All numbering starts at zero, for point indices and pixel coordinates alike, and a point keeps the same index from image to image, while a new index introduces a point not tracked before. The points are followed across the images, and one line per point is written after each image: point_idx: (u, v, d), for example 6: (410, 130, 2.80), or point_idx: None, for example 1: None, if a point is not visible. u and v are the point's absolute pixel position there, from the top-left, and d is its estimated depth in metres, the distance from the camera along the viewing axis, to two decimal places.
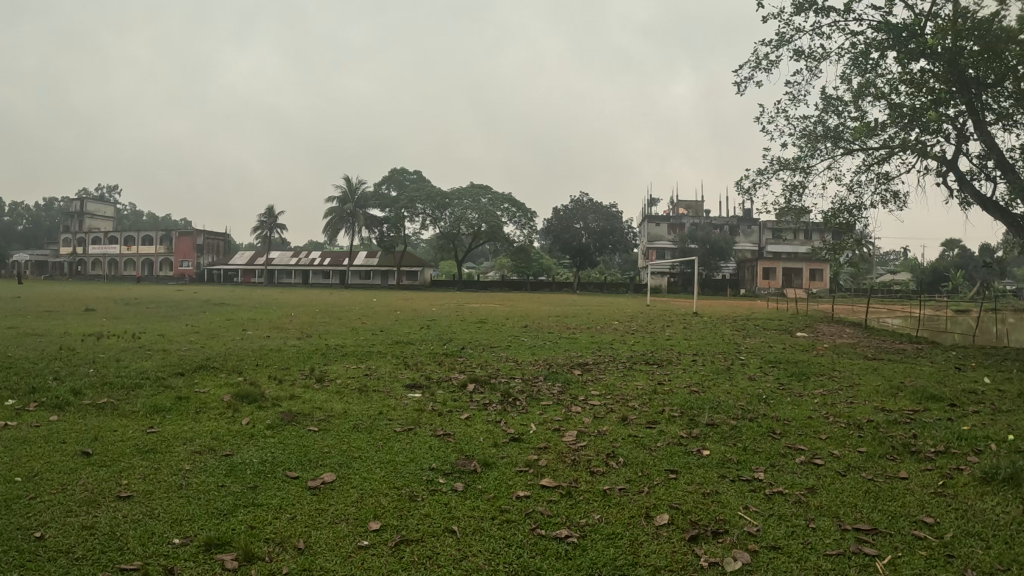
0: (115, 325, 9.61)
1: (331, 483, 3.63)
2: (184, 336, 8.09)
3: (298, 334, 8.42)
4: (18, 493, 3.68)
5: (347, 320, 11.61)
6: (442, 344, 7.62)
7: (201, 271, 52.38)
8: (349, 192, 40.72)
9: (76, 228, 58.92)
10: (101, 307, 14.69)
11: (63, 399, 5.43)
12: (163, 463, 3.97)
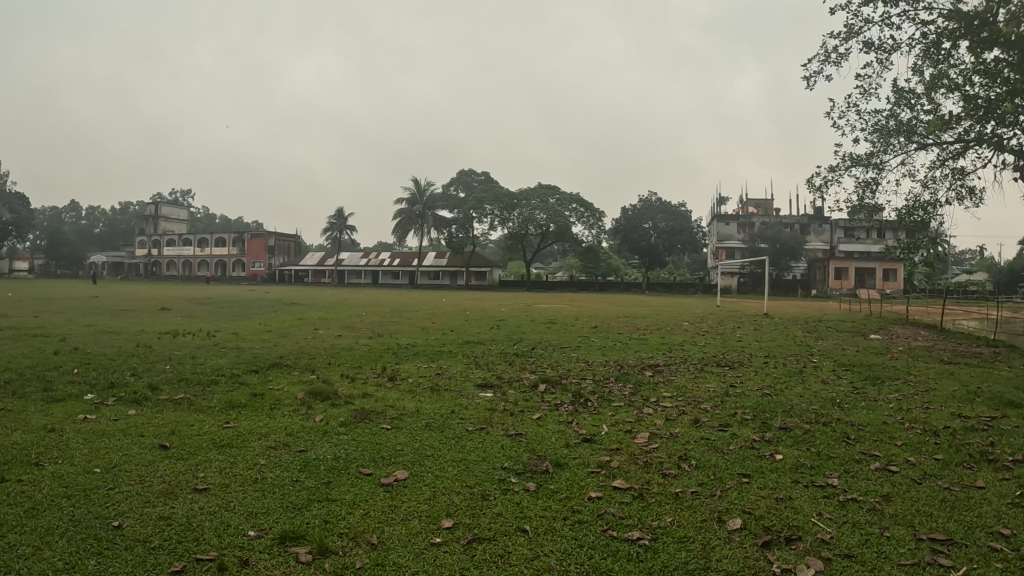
0: (190, 323, 9.83)
1: (404, 480, 3.64)
2: (257, 334, 8.27)
3: (369, 333, 8.52)
4: (99, 485, 3.83)
5: (416, 319, 11.73)
6: (512, 344, 7.62)
7: (272, 272, 53.49)
8: (418, 193, 41.19)
9: (152, 231, 60.73)
10: (178, 306, 15.15)
11: (141, 394, 5.58)
12: (239, 457, 4.04)
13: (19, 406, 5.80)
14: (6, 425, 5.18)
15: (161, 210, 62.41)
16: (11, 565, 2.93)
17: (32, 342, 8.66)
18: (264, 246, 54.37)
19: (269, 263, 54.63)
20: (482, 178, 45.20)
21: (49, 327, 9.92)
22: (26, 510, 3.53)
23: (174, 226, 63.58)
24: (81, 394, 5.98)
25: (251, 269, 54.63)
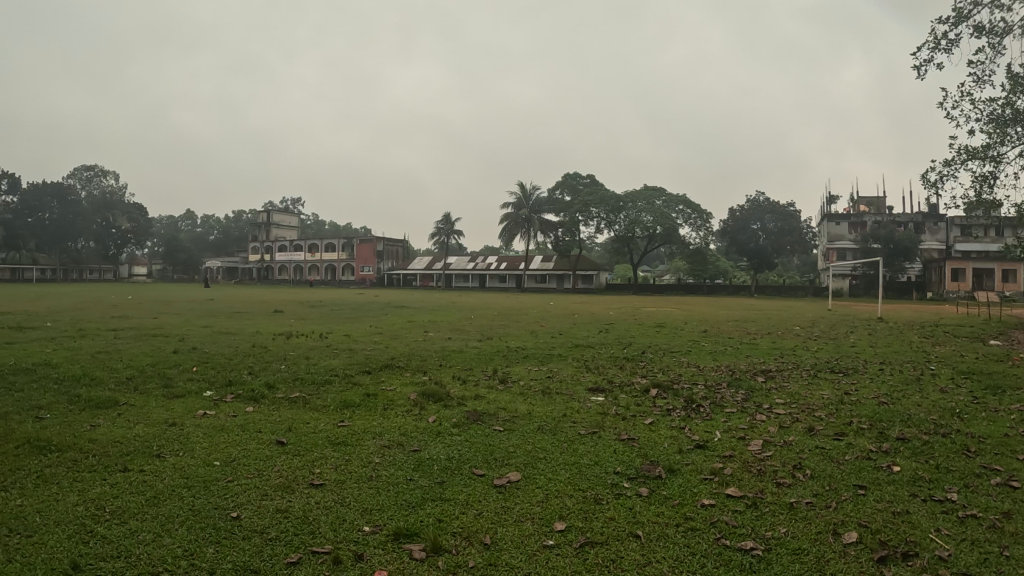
0: (305, 325, 10.12)
1: (517, 482, 3.65)
2: (368, 337, 8.47)
3: (477, 335, 8.61)
4: (218, 477, 4.00)
5: (524, 322, 11.81)
6: (621, 348, 7.56)
7: (382, 276, 54.73)
8: (524, 197, 41.54)
9: (263, 237, 63.07)
10: (291, 309, 15.69)
11: (258, 392, 5.78)
12: (354, 454, 4.14)
13: (142, 401, 6.12)
14: (132, 420, 5.48)
15: (273, 217, 63.75)
16: (134, 551, 3.11)
17: (155, 341, 9.12)
18: (373, 251, 55.64)
19: (378, 267, 55.93)
20: (588, 180, 44.86)
21: (170, 328, 10.42)
22: (149, 498, 3.73)
23: (285, 232, 64.48)
24: (201, 390, 6.25)
25: (360, 273, 55.98)
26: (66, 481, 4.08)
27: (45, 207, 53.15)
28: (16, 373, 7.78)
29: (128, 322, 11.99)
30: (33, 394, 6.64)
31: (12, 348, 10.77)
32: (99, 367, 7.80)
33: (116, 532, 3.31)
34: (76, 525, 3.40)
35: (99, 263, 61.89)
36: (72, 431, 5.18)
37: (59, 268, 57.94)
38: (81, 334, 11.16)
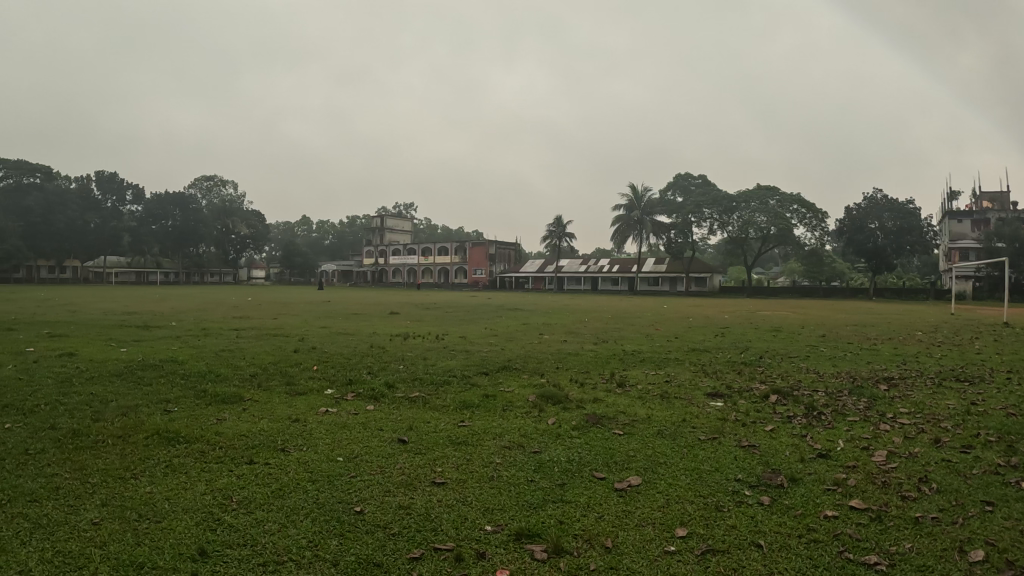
0: (419, 327, 10.36)
1: (638, 486, 3.69)
2: (483, 338, 8.62)
3: (592, 339, 8.66)
4: (342, 473, 4.18)
5: (637, 325, 11.81)
6: (738, 353, 7.49)
7: (493, 278, 55.41)
8: (635, 199, 41.60)
9: (378, 242, 66.16)
10: (404, 311, 16.19)
11: (378, 390, 5.99)
12: (475, 454, 4.25)
13: (265, 397, 6.43)
14: (257, 414, 5.77)
15: (387, 222, 67.12)
16: (259, 540, 3.30)
17: (276, 341, 9.53)
18: (486, 253, 56.18)
19: (491, 270, 56.23)
20: (700, 180, 44.26)
21: (290, 328, 10.87)
22: (274, 490, 3.94)
23: (398, 236, 67.64)
24: (322, 388, 6.51)
25: (473, 275, 56.47)
26: (195, 471, 4.36)
27: (169, 215, 56.46)
28: (147, 369, 8.27)
29: (248, 322, 12.57)
30: (165, 389, 7.06)
31: (143, 346, 11.43)
32: (224, 365, 8.23)
33: (242, 521, 3.51)
34: (204, 513, 3.63)
35: (219, 266, 64.87)
36: (201, 424, 5.51)
37: (181, 271, 61.31)
38: (206, 333, 11.78)
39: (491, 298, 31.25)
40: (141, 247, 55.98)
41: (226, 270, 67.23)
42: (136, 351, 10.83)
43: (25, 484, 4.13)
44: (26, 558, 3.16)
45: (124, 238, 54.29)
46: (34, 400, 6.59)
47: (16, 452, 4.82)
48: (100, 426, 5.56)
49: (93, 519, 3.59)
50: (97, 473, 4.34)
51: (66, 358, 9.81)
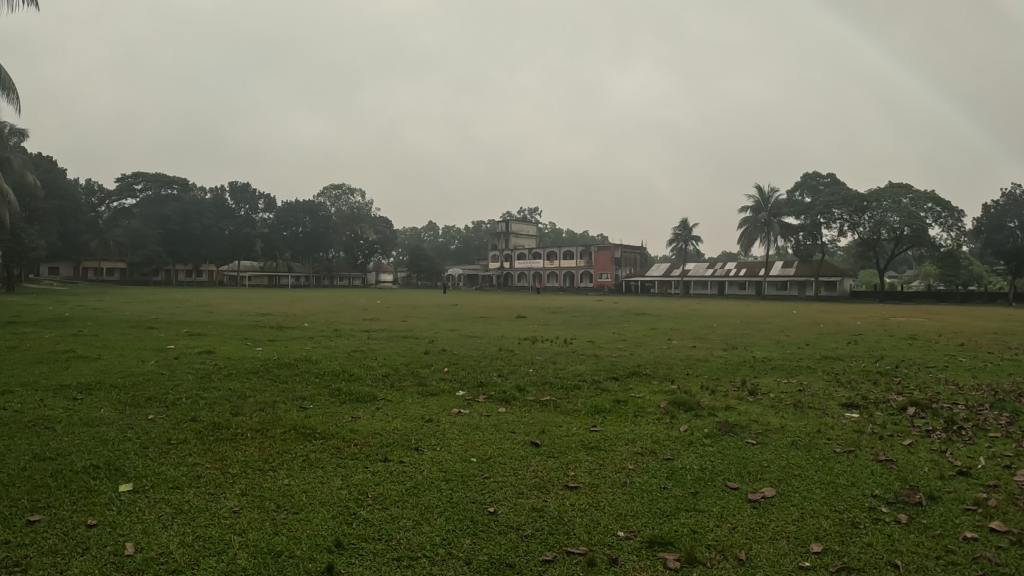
0: (545, 331, 10.56)
1: (771, 498, 3.73)
2: (610, 343, 8.71)
3: (720, 344, 8.62)
4: (476, 473, 4.38)
5: (766, 331, 11.67)
6: (872, 361, 7.32)
7: (619, 282, 55.68)
8: (763, 200, 40.95)
9: (503, 246, 68.93)
10: (529, 313, 16.51)
11: (510, 393, 6.20)
12: (607, 459, 4.38)
13: (398, 397, 6.75)
14: (390, 413, 6.06)
15: (512, 226, 69.67)
16: (393, 535, 3.50)
17: (406, 342, 9.90)
18: (611, 257, 56.60)
19: (616, 274, 56.81)
20: (828, 180, 42.97)
21: (419, 330, 11.27)
22: (409, 488, 4.16)
23: (523, 241, 70.38)
24: (454, 390, 6.77)
25: (599, 280, 57.36)
26: (330, 466, 4.65)
27: (299, 222, 59.12)
28: (283, 368, 8.75)
29: (378, 324, 13.09)
30: (301, 386, 7.49)
31: (278, 345, 12.10)
32: (356, 365, 8.61)
33: (377, 517, 3.74)
34: (341, 507, 3.88)
35: (348, 271, 67.37)
36: (336, 421, 5.85)
37: (312, 275, 63.99)
38: (337, 333, 12.32)
39: (610, 302, 31.52)
40: (273, 252, 58.91)
41: (355, 274, 69.65)
42: (272, 349, 11.45)
43: (170, 472, 4.54)
44: (170, 541, 3.48)
45: (257, 244, 57.79)
46: (176, 394, 7.14)
47: (162, 441, 5.29)
48: (240, 419, 6.00)
49: (233, 507, 3.90)
50: (238, 464, 4.70)
51: (209, 356, 10.48)
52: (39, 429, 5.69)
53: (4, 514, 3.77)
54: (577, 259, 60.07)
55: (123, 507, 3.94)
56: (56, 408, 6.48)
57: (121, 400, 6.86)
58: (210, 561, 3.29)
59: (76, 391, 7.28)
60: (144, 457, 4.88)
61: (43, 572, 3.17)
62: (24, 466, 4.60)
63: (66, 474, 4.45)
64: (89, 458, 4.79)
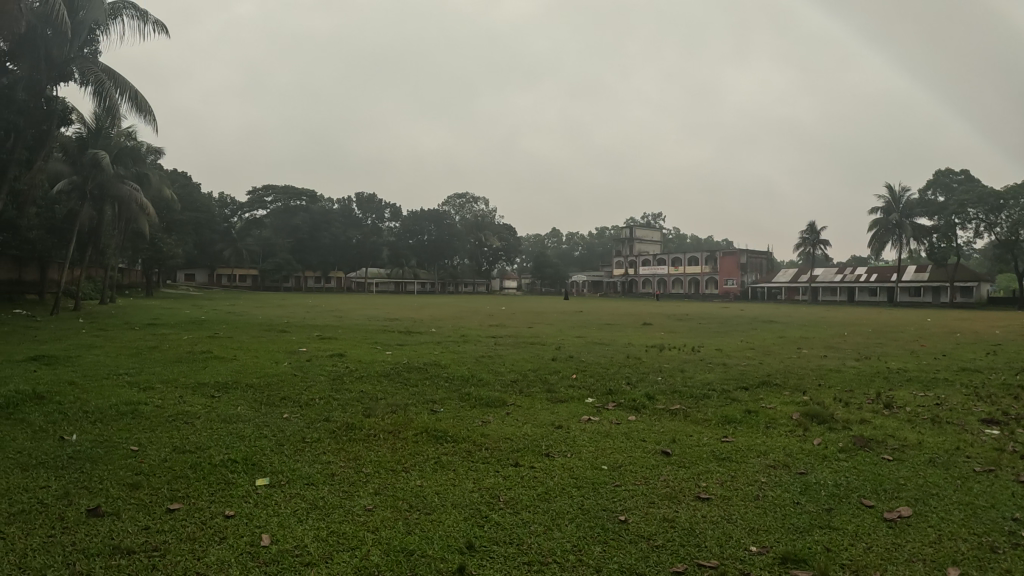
0: (672, 338, 10.60)
1: (908, 518, 3.72)
2: (738, 352, 8.69)
3: (853, 354, 8.45)
4: (607, 481, 4.53)
5: (902, 340, 11.30)
6: (1016, 375, 7.01)
7: (745, 288, 54.58)
8: (893, 202, 39.97)
9: (628, 252, 70.36)
10: (655, 321, 16.55)
11: (639, 401, 6.35)
12: (740, 471, 4.46)
13: (528, 402, 6.98)
14: (520, 419, 6.28)
15: (636, 233, 70.10)
16: (524, 540, 3.67)
17: (533, 349, 10.15)
18: (736, 264, 55.73)
19: (742, 281, 55.93)
20: (962, 176, 40.70)
21: (545, 337, 11.52)
22: (540, 494, 4.35)
23: (650, 246, 71.87)
24: (583, 397, 6.96)
25: (724, 286, 56.37)
26: (462, 469, 4.90)
27: (424, 230, 60.71)
28: (412, 371, 9.13)
29: (503, 330, 13.43)
30: (430, 390, 7.82)
31: (408, 349, 12.61)
32: (485, 370, 8.88)
33: (509, 521, 3.93)
34: (472, 510, 4.10)
35: (472, 278, 68.73)
36: (467, 425, 6.13)
37: (435, 281, 65.43)
38: (465, 339, 12.71)
39: (734, 309, 31.12)
40: (400, 261, 60.85)
41: (479, 280, 70.74)
42: (401, 353, 11.92)
43: (304, 469, 4.90)
44: (303, 534, 3.75)
45: (383, 252, 59.75)
46: (311, 394, 7.61)
47: (295, 440, 5.70)
48: (372, 420, 6.35)
49: (367, 505, 4.18)
50: (371, 464, 5.02)
51: (341, 359, 11.02)
52: (181, 423, 6.24)
53: (147, 503, 4.18)
54: (701, 265, 59.33)
55: (259, 500, 4.28)
56: (196, 404, 7.05)
57: (257, 399, 7.37)
58: (343, 554, 3.51)
59: (216, 389, 7.86)
60: (279, 453, 5.28)
61: (182, 557, 3.47)
62: (165, 458, 5.10)
63: (208, 466, 4.90)
64: (227, 453, 5.25)
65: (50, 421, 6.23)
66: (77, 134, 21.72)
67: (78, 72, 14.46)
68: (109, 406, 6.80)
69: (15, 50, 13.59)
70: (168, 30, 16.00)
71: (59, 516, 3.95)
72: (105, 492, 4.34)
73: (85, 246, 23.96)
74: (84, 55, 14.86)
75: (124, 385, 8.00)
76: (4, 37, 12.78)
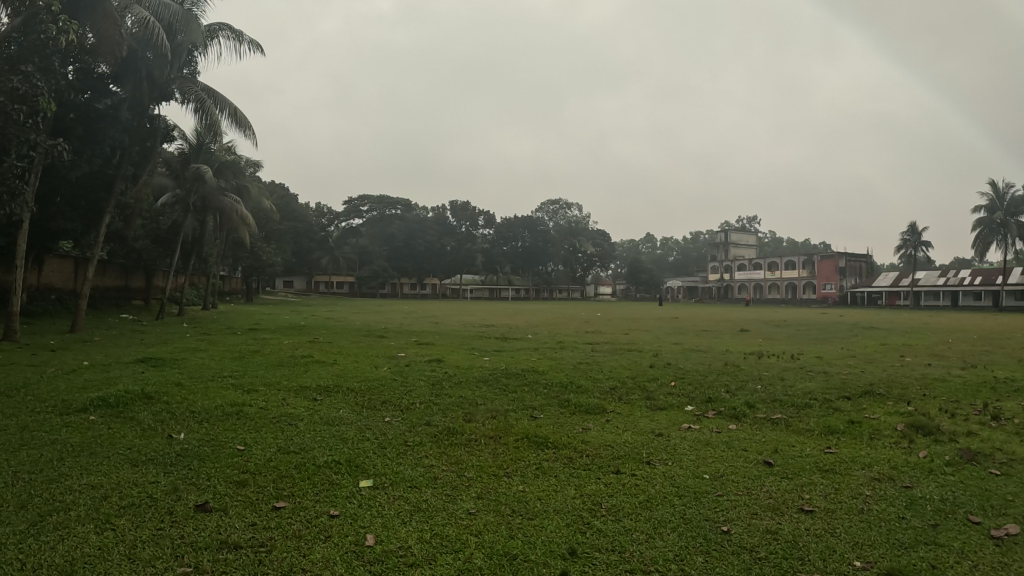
0: (771, 345, 10.53)
1: (1017, 535, 3.69)
2: (840, 359, 8.59)
3: (959, 362, 8.23)
4: (708, 490, 4.62)
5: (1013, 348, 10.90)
6: None
7: (843, 293, 52.95)
8: (997, 200, 38.02)
9: (722, 257, 69.77)
10: (753, 328, 16.38)
11: (739, 410, 6.41)
12: (843, 483, 4.50)
13: (627, 409, 7.09)
14: (620, 426, 6.40)
15: (731, 237, 70.80)
16: (626, 548, 3.79)
17: (630, 356, 10.23)
18: (835, 266, 54.05)
19: (841, 285, 54.23)
20: None
21: (642, 343, 11.56)
22: (642, 501, 4.47)
23: (744, 249, 71.04)
24: (682, 405, 7.03)
25: (822, 291, 54.71)
26: (563, 475, 5.06)
27: (518, 237, 61.16)
28: (511, 378, 9.33)
29: (599, 336, 13.53)
30: (529, 396, 8.01)
31: (506, 355, 12.88)
32: (583, 376, 9.03)
33: (610, 528, 4.05)
34: (575, 516, 4.25)
35: (566, 284, 68.88)
36: (567, 431, 6.30)
37: (530, 288, 65.82)
38: (561, 345, 12.87)
39: (829, 315, 30.39)
40: (493, 267, 61.54)
41: (573, 286, 70.76)
42: (499, 360, 12.17)
43: (407, 472, 5.15)
44: (408, 536, 3.96)
45: (478, 259, 60.50)
46: (412, 398, 7.91)
47: (398, 443, 5.97)
48: (473, 425, 6.58)
49: (470, 509, 4.38)
50: (473, 469, 5.24)
51: (439, 364, 11.33)
52: (286, 424, 6.60)
53: (254, 501, 4.47)
54: (799, 270, 57.95)
55: (363, 501, 4.53)
56: (301, 407, 7.42)
57: (358, 402, 7.70)
58: (447, 557, 3.70)
59: (316, 392, 8.24)
60: (381, 456, 5.55)
61: (289, 553, 3.70)
62: (271, 458, 5.44)
63: (314, 467, 5.20)
64: (331, 454, 5.55)
65: (158, 420, 6.68)
66: (179, 151, 22.80)
67: (178, 91, 15.19)
68: (214, 406, 7.24)
69: (118, 72, 14.35)
70: (262, 49, 16.69)
71: (168, 510, 4.28)
72: (213, 488, 4.67)
73: (189, 255, 25.18)
74: (184, 75, 15.61)
75: (231, 387, 8.49)
76: (109, 62, 13.59)
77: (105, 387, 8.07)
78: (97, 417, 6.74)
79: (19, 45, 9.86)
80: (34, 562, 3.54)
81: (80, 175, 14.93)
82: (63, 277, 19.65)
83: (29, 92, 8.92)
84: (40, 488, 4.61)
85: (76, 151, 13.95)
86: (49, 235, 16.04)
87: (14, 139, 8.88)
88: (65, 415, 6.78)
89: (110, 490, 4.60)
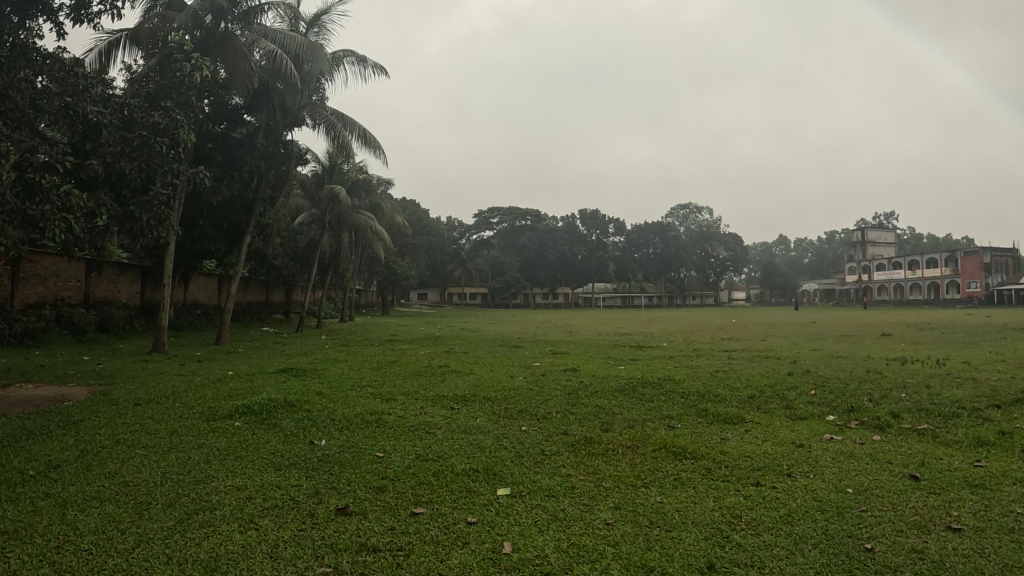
0: (916, 349, 9.98)
1: None
2: (992, 364, 8.06)
3: None
4: (852, 505, 4.43)
5: None
6: None
7: (990, 292, 49.38)
8: None
9: (861, 257, 66.53)
10: (899, 332, 15.49)
11: (884, 420, 6.13)
12: (994, 500, 4.26)
13: (767, 419, 6.88)
14: (760, 436, 6.23)
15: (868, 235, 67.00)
16: (766, 564, 3.69)
17: (768, 363, 9.93)
18: (980, 264, 50.21)
19: (987, 283, 50.32)
20: None
21: (780, 351, 11.18)
22: (782, 516, 4.33)
23: (883, 249, 67.69)
24: (824, 415, 6.77)
25: (967, 291, 50.97)
26: (702, 487, 4.98)
27: (650, 243, 60.36)
28: (646, 387, 9.21)
29: (737, 344, 13.16)
30: (666, 406, 7.88)
31: (637, 363, 12.77)
32: (720, 385, 8.82)
33: (750, 542, 3.96)
34: (714, 529, 4.17)
35: (700, 289, 67.52)
36: (706, 442, 6.17)
37: (664, 294, 64.79)
38: (697, 353, 12.59)
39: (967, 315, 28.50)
40: (625, 274, 61.13)
41: (707, 292, 69.21)
42: (633, 368, 12.06)
43: (544, 481, 5.20)
44: (544, 545, 4.00)
45: (609, 267, 60.27)
46: (548, 407, 7.97)
47: (535, 452, 6.04)
48: (610, 435, 6.57)
49: (607, 519, 4.38)
50: (610, 479, 5.23)
51: (574, 374, 11.33)
52: (424, 433, 6.79)
53: (393, 505, 4.64)
54: (940, 268, 54.46)
55: (500, 509, 4.61)
56: (437, 415, 7.62)
57: (495, 412, 7.82)
58: (583, 567, 3.71)
59: (453, 402, 8.43)
60: (519, 465, 5.62)
61: (426, 558, 3.81)
62: (409, 465, 5.61)
63: (452, 474, 5.34)
64: (468, 462, 5.68)
65: (300, 427, 7.02)
66: (314, 172, 23.79)
67: (308, 116, 15.83)
68: (353, 415, 7.54)
69: (251, 102, 15.08)
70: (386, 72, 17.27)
71: (312, 512, 4.51)
72: (352, 493, 4.88)
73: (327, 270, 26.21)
74: (315, 101, 16.30)
75: (369, 396, 8.82)
76: (241, 93, 14.42)
77: (249, 395, 8.56)
78: (242, 423, 7.17)
79: (160, 84, 10.53)
80: (179, 557, 3.80)
81: (221, 199, 15.87)
82: (208, 293, 20.98)
83: (169, 125, 8.86)
84: (189, 488, 4.96)
85: (217, 177, 15.24)
86: (195, 255, 17.18)
87: (160, 171, 8.55)
88: (212, 421, 7.24)
89: (255, 492, 4.89)
